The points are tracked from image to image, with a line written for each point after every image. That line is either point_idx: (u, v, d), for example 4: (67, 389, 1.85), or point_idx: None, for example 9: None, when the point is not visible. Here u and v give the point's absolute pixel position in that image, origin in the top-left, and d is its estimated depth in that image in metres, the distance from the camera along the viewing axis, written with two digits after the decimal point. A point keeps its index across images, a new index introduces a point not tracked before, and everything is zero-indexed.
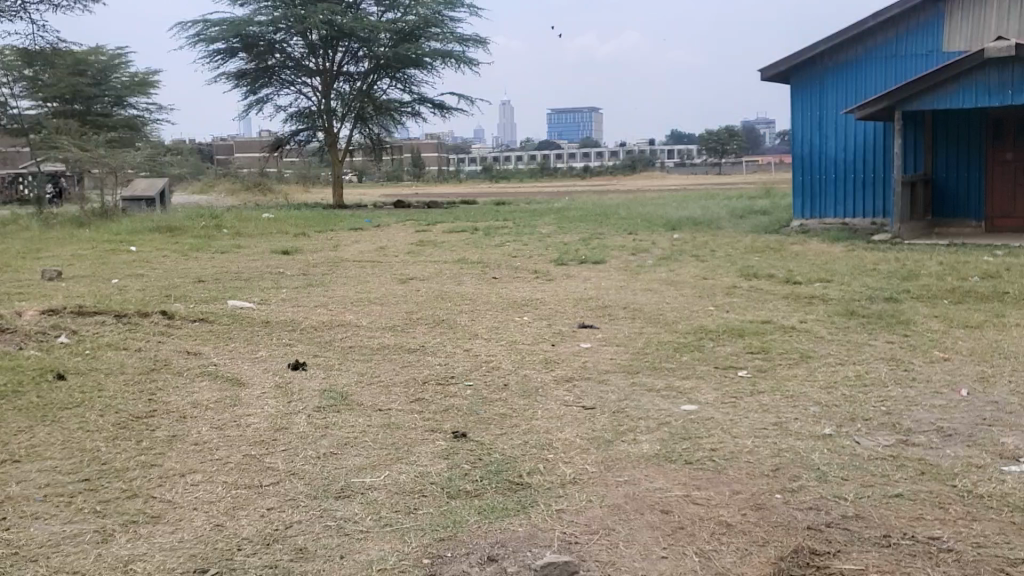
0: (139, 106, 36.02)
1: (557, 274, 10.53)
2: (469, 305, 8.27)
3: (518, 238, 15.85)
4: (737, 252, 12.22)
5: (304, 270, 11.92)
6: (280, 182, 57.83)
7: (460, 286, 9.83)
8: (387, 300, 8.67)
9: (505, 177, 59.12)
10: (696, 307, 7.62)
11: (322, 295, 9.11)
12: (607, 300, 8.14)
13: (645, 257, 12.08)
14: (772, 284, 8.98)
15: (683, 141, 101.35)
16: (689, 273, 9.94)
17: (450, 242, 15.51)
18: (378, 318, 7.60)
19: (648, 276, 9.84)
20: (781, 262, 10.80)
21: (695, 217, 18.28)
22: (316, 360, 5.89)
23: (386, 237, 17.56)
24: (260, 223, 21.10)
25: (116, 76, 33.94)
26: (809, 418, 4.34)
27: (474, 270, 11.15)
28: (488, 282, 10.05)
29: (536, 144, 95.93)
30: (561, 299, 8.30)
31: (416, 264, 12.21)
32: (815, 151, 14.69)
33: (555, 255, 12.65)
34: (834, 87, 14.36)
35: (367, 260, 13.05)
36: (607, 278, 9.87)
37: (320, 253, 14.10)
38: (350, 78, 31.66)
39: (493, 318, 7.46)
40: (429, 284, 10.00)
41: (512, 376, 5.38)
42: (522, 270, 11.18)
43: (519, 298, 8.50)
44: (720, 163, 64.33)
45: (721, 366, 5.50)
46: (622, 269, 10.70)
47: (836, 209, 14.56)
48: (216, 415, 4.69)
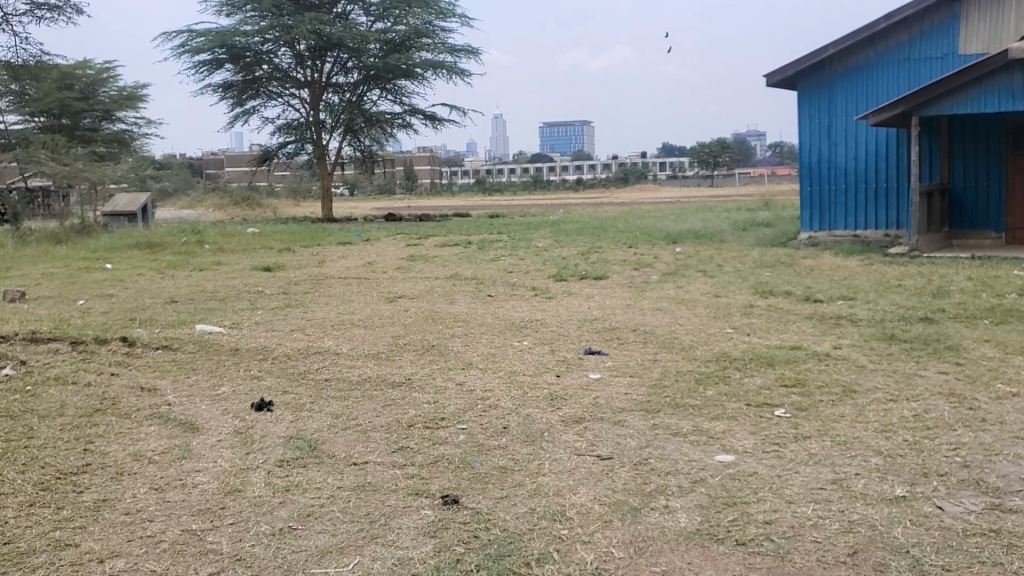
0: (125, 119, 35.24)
1: (556, 292, 9.79)
2: (462, 327, 7.53)
3: (513, 252, 15.12)
4: (747, 266, 11.50)
5: (285, 289, 11.14)
6: (269, 196, 57.02)
7: (451, 305, 9.07)
8: (371, 323, 7.91)
9: (497, 190, 58.43)
10: (714, 330, 6.88)
11: (302, 317, 8.35)
12: (613, 322, 7.40)
13: (649, 273, 11.35)
14: (792, 302, 8.25)
15: (676, 154, 100.82)
16: (699, 290, 9.21)
17: (442, 258, 14.75)
18: (361, 344, 6.85)
19: (655, 294, 9.11)
20: (797, 277, 10.08)
21: (696, 230, 17.56)
22: (286, 398, 5.13)
23: (375, 252, 16.81)
24: (244, 238, 20.32)
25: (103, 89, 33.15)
26: (873, 474, 3.59)
27: (467, 288, 10.40)
28: (482, 301, 9.31)
29: (528, 156, 95.32)
30: (562, 321, 7.55)
31: (405, 282, 11.45)
32: (823, 160, 14.00)
33: (553, 272, 11.91)
34: (843, 92, 13.68)
35: (354, 277, 12.29)
36: (609, 296, 9.14)
37: (305, 270, 13.35)
38: (339, 89, 30.99)
39: (489, 344, 6.72)
40: (419, 304, 9.25)
41: (512, 418, 4.62)
42: (519, 287, 10.44)
43: (516, 320, 7.75)
44: (714, 176, 63.80)
45: (753, 404, 4.76)
46: (626, 286, 9.96)
47: (847, 220, 13.86)
48: (159, 471, 3.92)
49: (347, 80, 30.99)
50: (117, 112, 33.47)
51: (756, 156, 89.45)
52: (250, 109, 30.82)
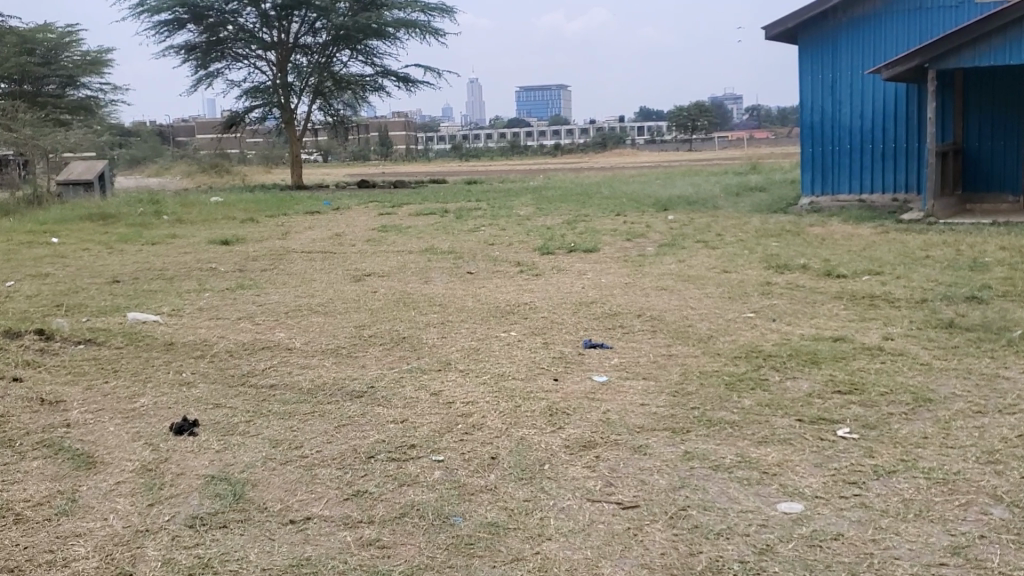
0: (88, 85, 33.67)
1: (543, 267, 8.75)
2: (441, 312, 6.51)
3: (494, 222, 14.06)
4: (751, 235, 10.51)
5: (241, 266, 10.03)
6: (238, 163, 55.29)
7: (426, 285, 8.03)
8: (331, 308, 6.86)
9: (473, 156, 57.08)
10: (734, 316, 5.88)
11: (254, 300, 7.28)
12: (614, 305, 6.39)
13: (647, 244, 10.34)
14: (813, 278, 7.28)
15: (653, 118, 99.46)
16: (705, 264, 8.22)
17: (416, 228, 13.68)
18: (319, 337, 5.79)
19: (657, 269, 8.10)
20: (809, 247, 9.10)
21: (687, 196, 16.56)
22: (218, 416, 4.09)
23: (344, 222, 15.69)
24: (206, 208, 19.11)
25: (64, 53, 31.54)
26: (1006, 539, 2.62)
27: (444, 263, 9.36)
28: (462, 279, 8.27)
29: (504, 121, 93.66)
30: (555, 305, 6.53)
31: (374, 257, 10.37)
32: (826, 119, 13.02)
33: (539, 243, 10.87)
34: (848, 46, 12.65)
35: (319, 251, 11.20)
36: (607, 272, 8.14)
37: (267, 244, 12.23)
38: (308, 51, 29.66)
39: (472, 334, 5.69)
40: (388, 283, 8.20)
41: (503, 442, 3.60)
42: (502, 262, 9.40)
43: (503, 303, 6.73)
44: (692, 140, 62.74)
45: (807, 420, 3.76)
46: (621, 260, 8.95)
47: (851, 184, 12.91)
48: (26, 537, 2.88)
49: (315, 40, 29.66)
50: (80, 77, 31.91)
51: (733, 120, 88.27)
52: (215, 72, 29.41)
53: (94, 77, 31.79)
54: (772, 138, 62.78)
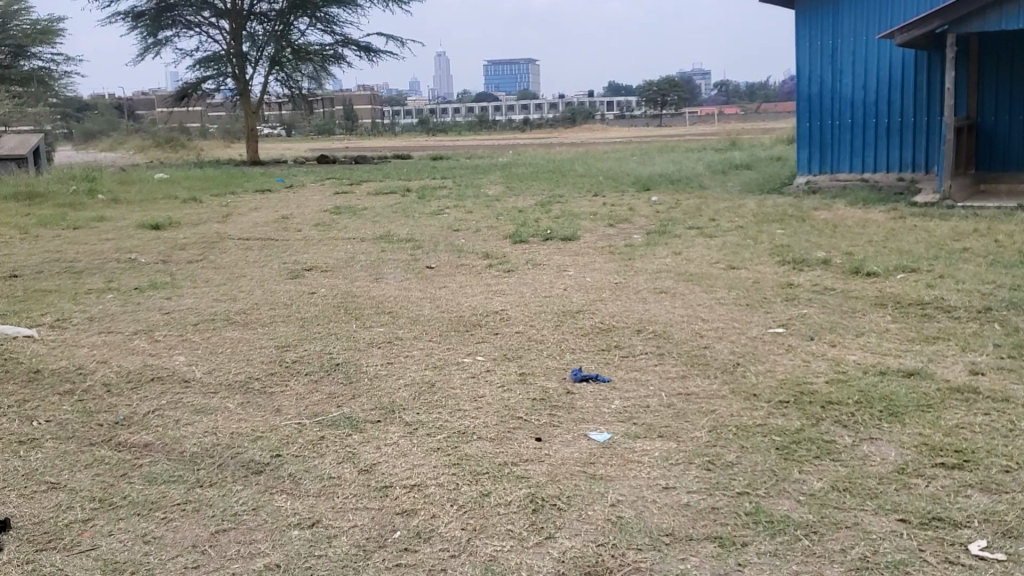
0: (48, 57, 31.54)
1: (516, 260, 7.49)
2: (390, 323, 5.23)
3: (461, 203, 12.77)
4: (749, 220, 9.30)
5: (165, 257, 8.66)
6: (196, 137, 53.35)
7: (377, 284, 6.74)
8: (253, 318, 5.55)
9: (440, 131, 55.55)
10: (760, 333, 4.65)
11: (163, 306, 5.95)
12: (607, 314, 5.14)
13: (632, 232, 9.10)
14: (841, 276, 6.07)
15: (621, 93, 98.21)
16: (705, 258, 6.99)
17: (373, 210, 12.35)
18: (229, 364, 4.49)
19: (650, 264, 6.85)
20: (821, 235, 7.90)
21: (668, 174, 15.33)
22: (44, 510, 2.78)
23: (295, 203, 14.33)
24: (147, 186, 17.59)
25: (17, 23, 29.09)
26: None
27: (399, 254, 8.09)
28: (419, 275, 6.98)
29: (472, 95, 91.86)
30: (532, 313, 5.27)
31: (321, 245, 9.06)
32: (825, 90, 11.85)
33: (510, 229, 9.61)
34: (851, 8, 11.43)
35: (259, 237, 9.86)
36: (592, 268, 6.89)
37: (201, 228, 10.85)
38: (263, 19, 28.07)
39: (426, 359, 4.42)
40: (330, 281, 6.90)
41: (464, 571, 2.34)
42: (467, 253, 8.12)
43: (469, 311, 5.45)
44: (662, 116, 61.59)
45: (916, 524, 2.53)
46: (606, 252, 7.71)
47: (852, 162, 11.75)
48: None
49: (271, 7, 28.07)
50: (33, 48, 29.73)
51: (703, 95, 87.24)
52: (165, 41, 27.73)
53: (39, 45, 29.80)
54: (743, 114, 61.92)
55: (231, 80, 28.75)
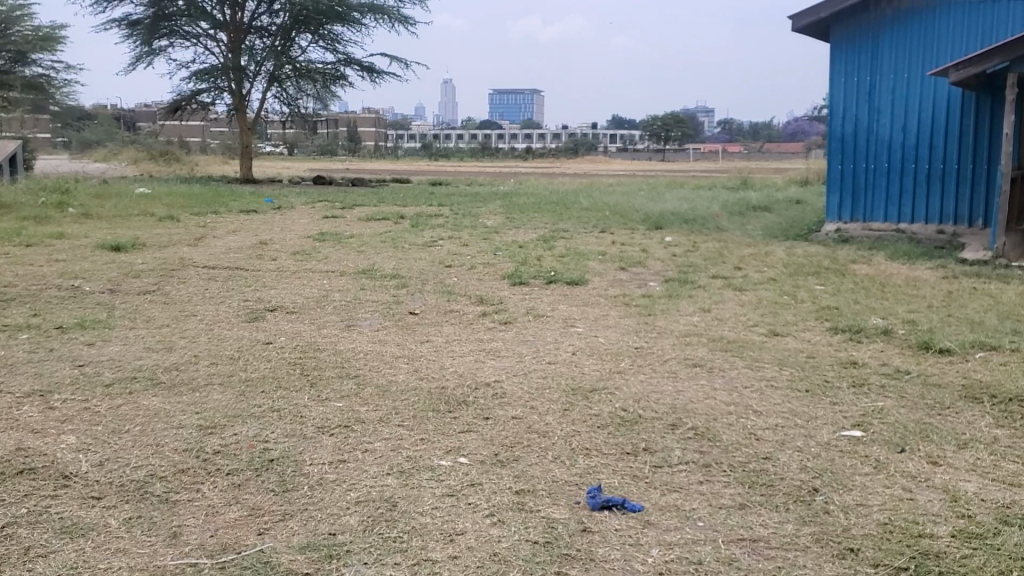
0: (43, 64, 30.74)
1: (515, 308, 6.39)
2: (355, 394, 4.12)
3: (457, 234, 11.70)
4: (780, 271, 8.23)
5: (114, 286, 7.56)
6: (195, 152, 52.44)
7: (347, 333, 5.62)
8: (183, 377, 4.44)
9: (441, 156, 54.73)
10: (832, 439, 3.56)
11: (80, 354, 4.83)
12: (629, 395, 4.04)
13: (648, 278, 8.01)
14: (911, 354, 4.99)
15: (626, 127, 97.71)
16: (740, 319, 5.91)
17: (361, 238, 11.26)
18: (129, 451, 3.38)
19: (676, 323, 5.75)
20: (870, 295, 6.81)
21: (681, 213, 14.27)
22: None
23: (279, 227, 13.27)
24: (124, 201, 16.54)
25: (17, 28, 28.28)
26: None
27: (381, 294, 7.00)
28: (400, 324, 5.87)
29: (476, 122, 91.26)
30: (533, 387, 4.17)
31: (294, 279, 7.95)
32: (861, 131, 10.85)
33: (510, 269, 8.52)
34: (892, 44, 10.46)
35: (227, 266, 8.77)
36: (606, 324, 5.78)
37: (166, 252, 9.76)
38: (264, 34, 27.23)
39: (391, 457, 3.32)
40: (294, 327, 5.79)
41: None
42: (458, 295, 7.04)
43: (456, 379, 4.34)
44: (666, 150, 60.86)
45: None
46: (621, 303, 6.62)
47: (887, 210, 10.74)
48: None
49: (273, 22, 27.18)
50: (32, 54, 28.89)
51: (708, 133, 86.70)
52: (160, 52, 26.80)
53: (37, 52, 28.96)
54: (747, 152, 61.22)
55: (227, 94, 27.82)
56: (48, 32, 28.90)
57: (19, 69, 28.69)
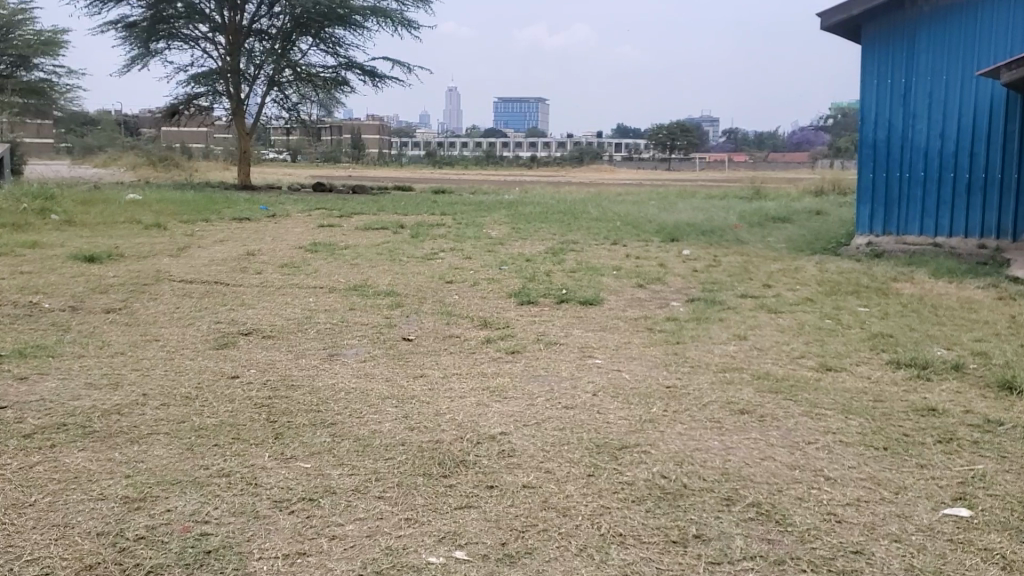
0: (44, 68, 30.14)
1: (523, 333, 5.61)
2: (329, 450, 3.34)
3: (461, 246, 10.92)
4: (816, 291, 7.44)
5: (77, 304, 6.78)
6: (196, 158, 51.71)
7: (328, 364, 4.82)
8: (121, 426, 3.65)
9: (445, 164, 53.97)
10: (935, 522, 2.76)
11: (6, 394, 4.05)
12: (668, 455, 3.26)
13: (670, 298, 7.24)
14: (995, 397, 4.19)
15: (631, 136, 96.85)
16: (785, 351, 5.11)
17: (357, 249, 10.49)
18: (25, 538, 2.60)
19: (711, 355, 4.97)
20: (924, 320, 6.02)
21: (697, 223, 13.48)
22: None
23: (270, 236, 12.51)
24: (112, 208, 15.80)
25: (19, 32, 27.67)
26: None
27: (372, 314, 6.22)
28: (390, 353, 5.08)
29: (481, 130, 90.54)
30: (548, 443, 3.37)
31: (278, 296, 7.17)
32: (896, 137, 10.07)
33: (518, 286, 7.73)
34: (930, 43, 9.67)
35: (207, 280, 7.99)
36: (631, 354, 4.99)
37: (143, 264, 8.97)
38: (263, 37, 26.53)
39: (364, 549, 2.53)
40: (268, 357, 5.00)
41: None
42: (459, 317, 6.26)
43: (452, 429, 3.55)
44: (671, 159, 60.10)
45: None
46: (644, 328, 5.83)
47: (923, 222, 9.94)
48: None
49: (273, 24, 26.45)
50: (35, 58, 28.22)
51: (713, 142, 86.02)
52: (158, 54, 26.08)
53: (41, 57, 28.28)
54: (754, 161, 60.43)
55: (226, 99, 27.12)
56: (52, 36, 28.18)
57: (21, 74, 28.01)
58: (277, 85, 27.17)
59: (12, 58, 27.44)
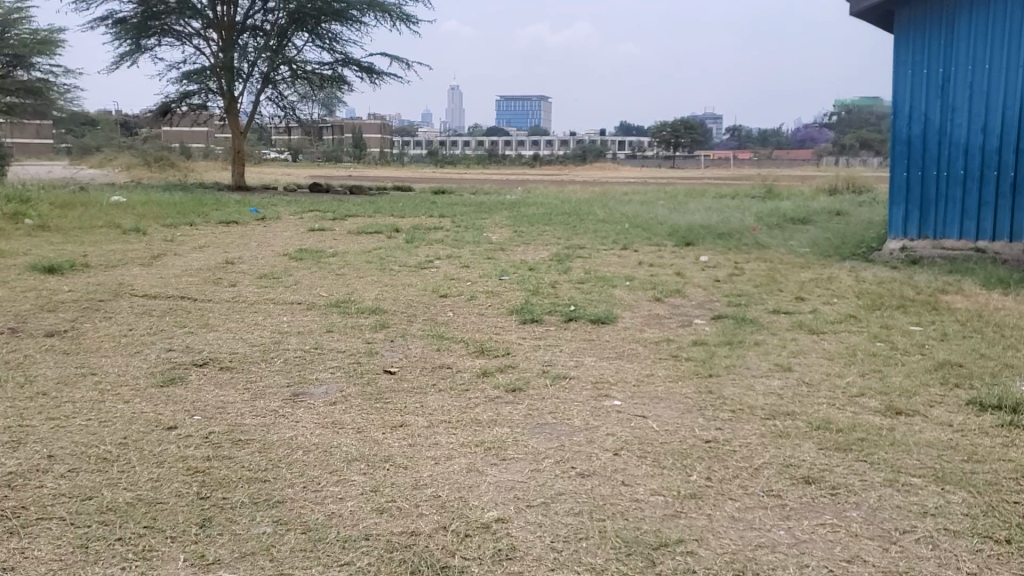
0: (40, 68, 29.28)
1: (526, 363, 4.75)
2: (267, 551, 2.51)
3: (459, 253, 10.08)
4: (856, 305, 6.59)
5: (18, 325, 5.95)
6: (193, 158, 50.90)
7: (290, 407, 3.98)
8: (2, 510, 2.82)
9: (447, 162, 53.12)
10: None
11: None
12: (722, 559, 2.42)
13: (693, 314, 6.40)
14: None
15: (635, 133, 95.90)
16: (838, 387, 4.28)
17: (346, 256, 9.66)
18: None
19: (754, 394, 4.12)
20: (991, 343, 5.18)
21: (711, 226, 12.62)
22: None
23: (254, 241, 11.68)
24: (92, 211, 14.96)
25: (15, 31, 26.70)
26: None
27: (351, 338, 5.38)
28: (368, 391, 4.24)
29: (483, 128, 89.65)
30: (560, 540, 2.53)
31: (250, 313, 6.34)
32: (932, 133, 9.20)
33: (520, 300, 6.88)
34: (971, 29, 8.81)
35: (174, 295, 7.16)
36: (657, 392, 4.14)
37: (107, 276, 8.13)
38: (257, 32, 25.70)
39: None
40: (221, 399, 4.16)
41: None
42: (452, 341, 5.41)
43: (432, 513, 2.71)
44: (675, 157, 59.23)
45: None
46: (667, 355, 4.99)
47: (964, 225, 9.08)
48: None
49: (267, 20, 25.59)
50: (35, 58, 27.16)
51: (718, 139, 85.09)
52: (150, 52, 25.20)
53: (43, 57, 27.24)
54: (759, 158, 59.56)
55: (219, 97, 26.29)
56: (47, 35, 27.29)
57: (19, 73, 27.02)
58: (272, 82, 26.35)
59: (7, 57, 26.50)
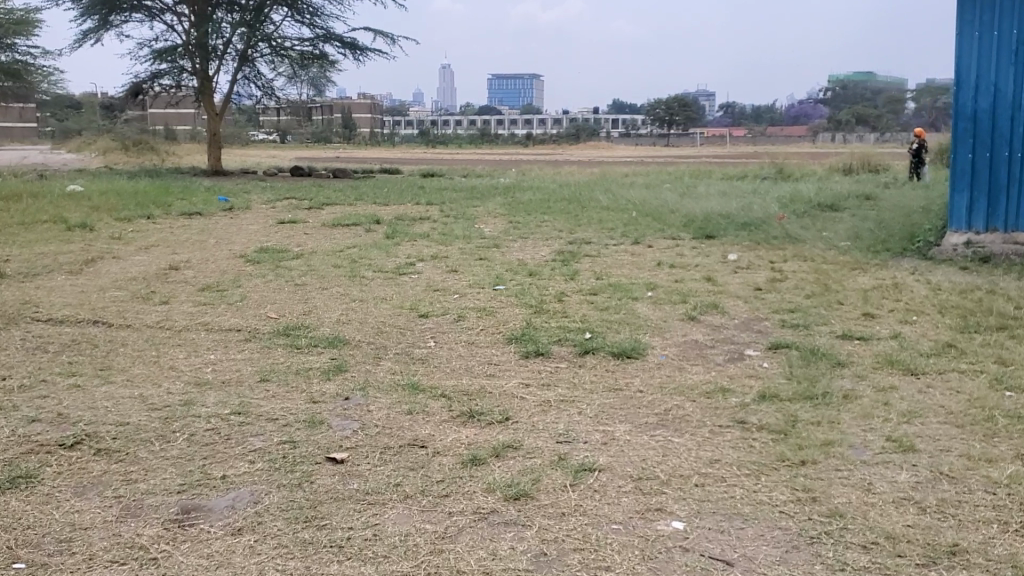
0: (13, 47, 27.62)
1: (532, 438, 3.34)
2: None
3: (445, 253, 8.64)
4: (945, 327, 5.21)
5: None
6: (174, 140, 49.16)
7: (166, 551, 2.54)
8: None
9: (438, 143, 51.40)
10: None
11: None
12: None
13: (743, 345, 4.98)
14: None
15: (628, 111, 94.24)
16: (999, 487, 2.88)
17: (311, 258, 8.21)
18: None
19: (883, 506, 2.73)
20: None
21: (731, 214, 11.17)
22: None
23: (211, 240, 10.18)
24: (39, 203, 13.44)
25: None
26: None
27: (294, 393, 3.97)
28: (297, 504, 2.82)
29: (474, 107, 87.84)
30: None
31: (172, 351, 4.88)
32: (1005, 106, 7.76)
33: (521, 322, 5.47)
34: None
35: (85, 320, 5.68)
36: (733, 501, 2.76)
37: (16, 292, 6.64)
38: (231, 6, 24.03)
39: None
40: (68, 525, 2.71)
41: None
42: (432, 392, 4.01)
43: None
44: (670, 135, 57.54)
45: None
46: (729, 419, 3.57)
47: None
48: None
49: None
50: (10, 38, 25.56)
51: (710, 116, 83.57)
52: (117, 28, 23.55)
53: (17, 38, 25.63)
54: (756, 136, 57.96)
55: (192, 77, 24.68)
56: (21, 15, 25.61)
57: None
58: (249, 60, 24.76)
59: None
